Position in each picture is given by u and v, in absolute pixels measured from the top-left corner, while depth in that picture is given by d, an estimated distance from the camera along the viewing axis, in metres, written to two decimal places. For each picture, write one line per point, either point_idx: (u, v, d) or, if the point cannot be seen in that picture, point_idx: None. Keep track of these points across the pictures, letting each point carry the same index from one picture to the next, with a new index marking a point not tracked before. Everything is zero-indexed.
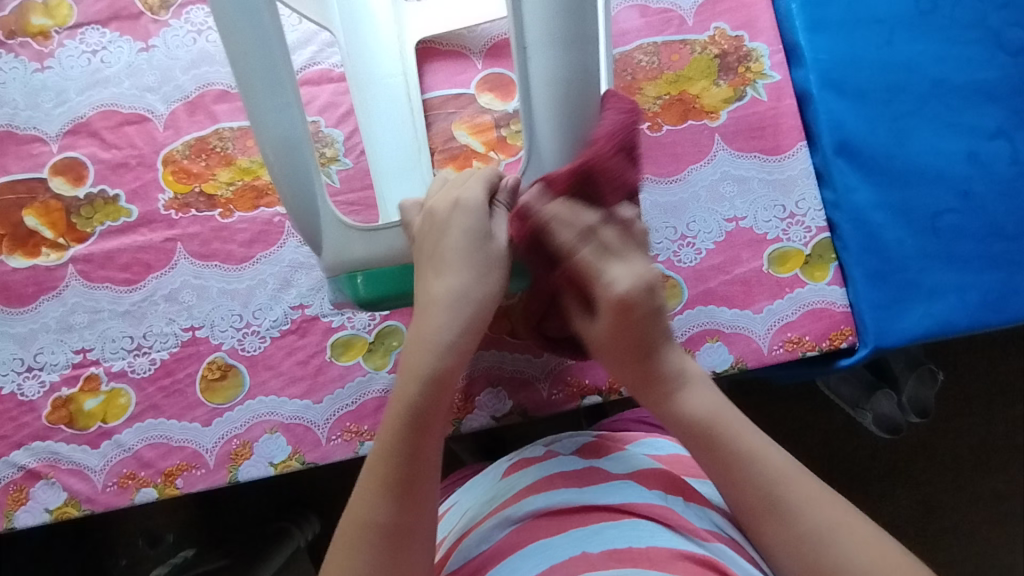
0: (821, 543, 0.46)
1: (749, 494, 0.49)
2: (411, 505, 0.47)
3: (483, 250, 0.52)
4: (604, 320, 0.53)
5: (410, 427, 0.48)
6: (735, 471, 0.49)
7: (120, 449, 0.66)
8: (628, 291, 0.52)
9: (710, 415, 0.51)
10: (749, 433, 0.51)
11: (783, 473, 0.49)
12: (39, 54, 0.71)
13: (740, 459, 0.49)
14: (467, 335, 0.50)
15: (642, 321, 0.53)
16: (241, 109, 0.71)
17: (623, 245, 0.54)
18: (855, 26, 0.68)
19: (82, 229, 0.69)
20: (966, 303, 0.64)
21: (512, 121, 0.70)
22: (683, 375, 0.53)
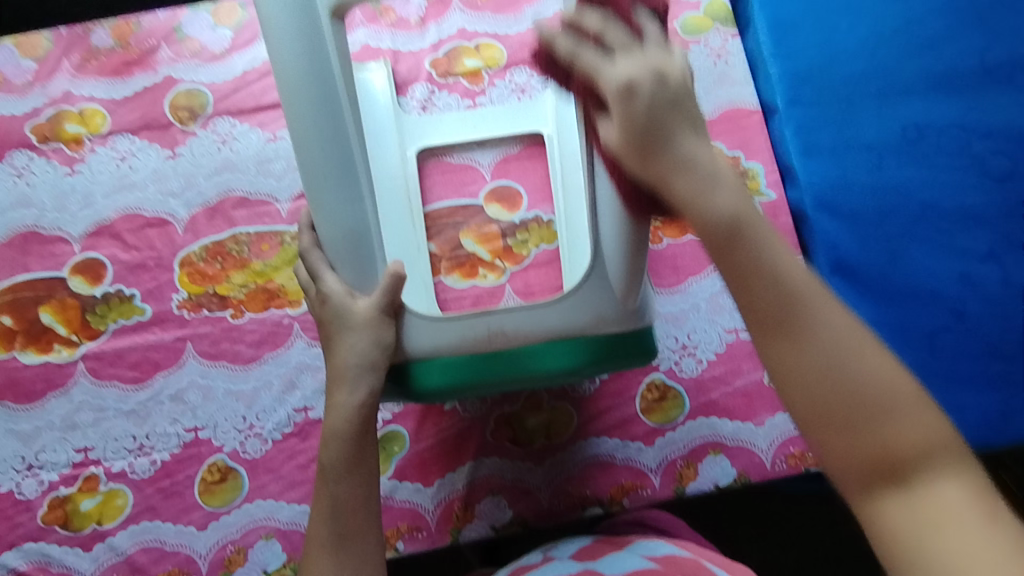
0: (873, 409, 0.36)
1: (824, 394, 0.36)
2: (352, 556, 0.51)
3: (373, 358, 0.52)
4: (617, 119, 0.39)
5: (332, 484, 0.52)
6: (755, 289, 0.37)
7: (112, 552, 0.65)
8: (630, 79, 0.39)
9: (733, 214, 0.37)
10: (830, 313, 0.37)
11: (850, 349, 0.37)
12: (70, 159, 0.75)
13: (757, 269, 0.37)
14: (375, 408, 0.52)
15: (658, 112, 0.38)
16: (259, 214, 0.74)
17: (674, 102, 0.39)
18: (845, 151, 0.71)
19: (96, 326, 0.71)
20: (967, 422, 0.64)
21: (518, 232, 0.73)
22: (732, 212, 0.38)
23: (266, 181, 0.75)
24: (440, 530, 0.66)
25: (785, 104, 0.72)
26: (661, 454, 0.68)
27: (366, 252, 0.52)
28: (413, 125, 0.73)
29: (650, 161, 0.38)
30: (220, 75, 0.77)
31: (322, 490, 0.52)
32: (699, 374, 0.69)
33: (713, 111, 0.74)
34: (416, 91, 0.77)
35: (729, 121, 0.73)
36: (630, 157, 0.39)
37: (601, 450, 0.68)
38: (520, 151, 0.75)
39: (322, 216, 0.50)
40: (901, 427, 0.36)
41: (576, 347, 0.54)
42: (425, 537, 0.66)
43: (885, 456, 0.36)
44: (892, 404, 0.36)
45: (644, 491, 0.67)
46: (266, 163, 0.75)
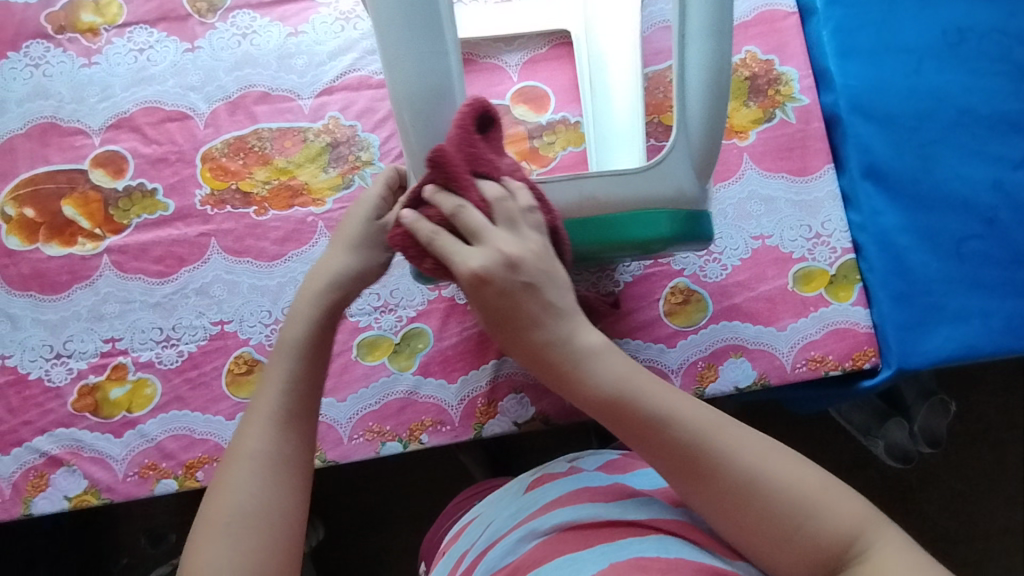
0: (751, 489, 0.45)
1: (673, 459, 0.45)
2: (296, 433, 0.49)
3: (371, 234, 0.55)
4: (467, 292, 0.46)
5: (292, 359, 0.51)
6: (642, 428, 0.46)
7: (143, 439, 0.67)
8: (482, 267, 0.44)
9: (616, 387, 0.46)
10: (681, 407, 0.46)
11: (706, 425, 0.46)
12: (87, 50, 0.73)
13: (684, 437, 0.45)
14: (354, 280, 0.54)
15: (513, 297, 0.45)
16: (281, 111, 0.72)
17: (479, 231, 0.45)
18: (883, 54, 0.69)
19: (119, 220, 0.70)
20: (990, 328, 0.64)
21: (546, 133, 0.71)
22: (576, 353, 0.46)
23: (287, 77, 0.73)
24: (463, 425, 0.67)
25: (824, 5, 0.70)
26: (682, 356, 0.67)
27: (438, 116, 0.49)
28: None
29: (549, 361, 0.46)
30: None
31: (275, 367, 0.51)
32: (723, 279, 0.68)
33: (747, 14, 0.72)
34: None
35: (764, 24, 0.71)
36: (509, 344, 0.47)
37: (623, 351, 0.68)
38: (548, 52, 0.74)
39: (398, 76, 0.48)
40: (774, 476, 0.45)
41: (683, 217, 0.53)
42: (448, 431, 0.67)
43: (751, 488, 0.45)
44: (721, 460, 0.45)
45: None
46: (288, 58, 0.73)
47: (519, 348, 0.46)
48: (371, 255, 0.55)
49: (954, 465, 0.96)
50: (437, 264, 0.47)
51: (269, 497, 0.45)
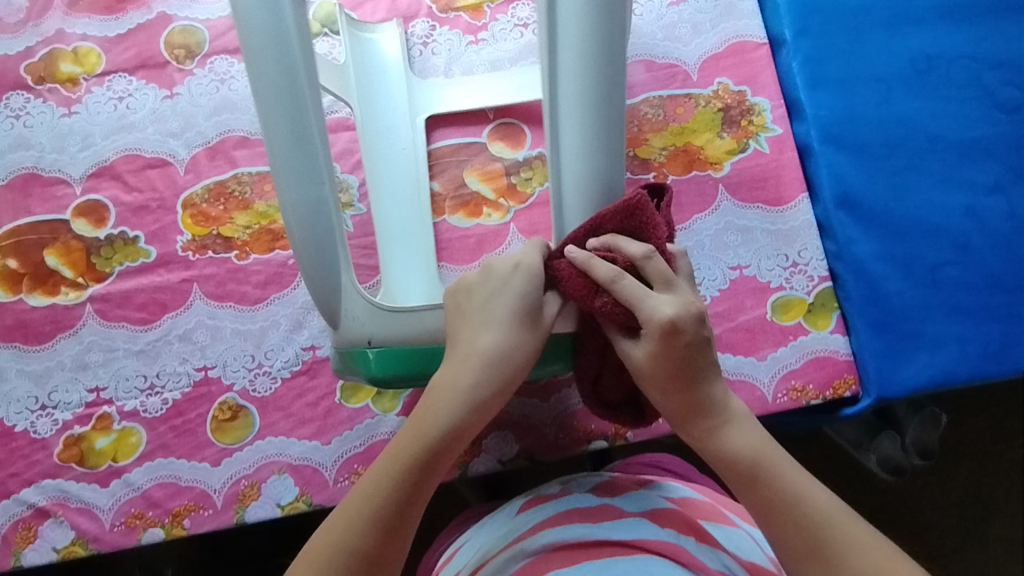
0: None
1: (795, 533, 0.48)
2: (389, 551, 0.47)
3: (522, 314, 0.50)
4: (647, 346, 0.49)
5: (399, 470, 0.48)
6: (758, 485, 0.49)
7: (129, 488, 0.67)
8: (674, 319, 0.47)
9: (756, 453, 0.50)
10: (796, 474, 0.50)
11: (833, 516, 0.48)
12: (67, 100, 0.74)
13: (788, 501, 0.49)
14: (492, 389, 0.49)
15: (689, 351, 0.49)
16: (260, 155, 0.73)
17: (669, 282, 0.48)
18: (853, 84, 0.70)
19: (102, 268, 0.71)
20: (967, 354, 0.65)
21: (522, 170, 0.73)
22: (724, 412, 0.51)
23: None
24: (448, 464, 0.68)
25: (793, 36, 0.71)
26: None
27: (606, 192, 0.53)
28: (422, 89, 0.72)
29: (703, 423, 0.51)
30: (216, 13, 0.75)
31: (381, 468, 0.49)
32: None
33: (718, 46, 0.73)
34: (416, 27, 0.75)
35: (735, 55, 0.72)
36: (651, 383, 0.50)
37: None
38: None
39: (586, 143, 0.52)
40: None
41: None
42: None
43: None
44: (856, 542, 0.47)
45: (648, 425, 0.68)
46: None
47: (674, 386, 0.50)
48: (519, 340, 0.50)
49: (946, 476, 0.96)
50: (615, 305, 0.48)
51: None
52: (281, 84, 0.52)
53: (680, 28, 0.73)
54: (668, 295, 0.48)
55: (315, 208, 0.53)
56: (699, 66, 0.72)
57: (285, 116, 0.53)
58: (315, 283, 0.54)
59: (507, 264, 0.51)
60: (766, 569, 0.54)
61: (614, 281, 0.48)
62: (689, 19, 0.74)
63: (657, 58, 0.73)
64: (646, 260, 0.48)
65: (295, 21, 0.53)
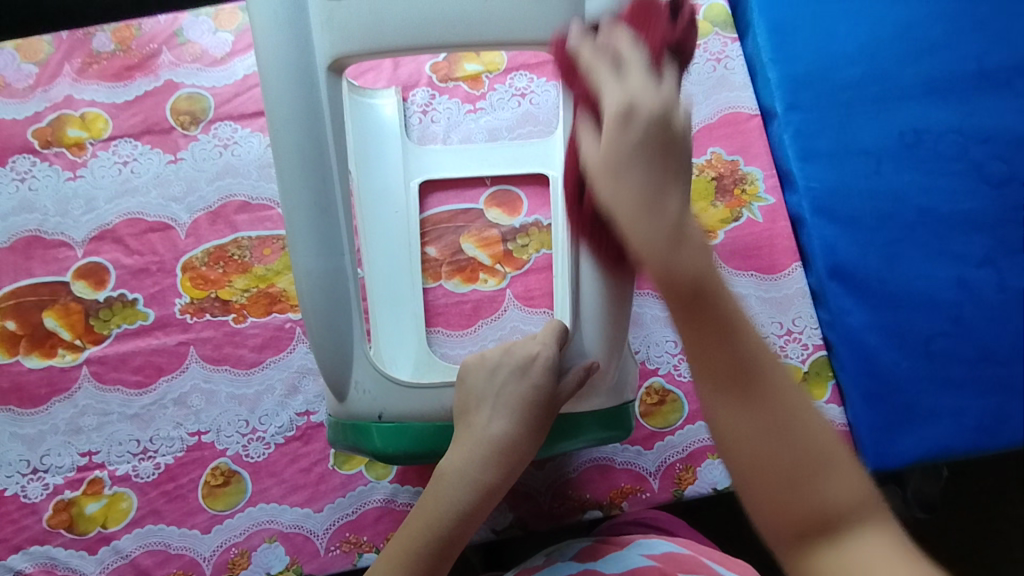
0: (812, 477, 0.36)
1: (721, 360, 0.36)
2: None
3: (534, 399, 0.49)
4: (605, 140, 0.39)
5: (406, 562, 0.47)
6: (714, 350, 0.37)
7: (118, 555, 0.66)
8: (630, 104, 0.39)
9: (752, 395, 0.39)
10: (755, 333, 0.37)
11: (803, 413, 0.36)
12: (73, 163, 0.75)
13: (733, 330, 0.36)
14: (501, 473, 0.49)
15: (655, 136, 0.38)
16: (261, 219, 0.74)
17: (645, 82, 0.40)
18: (843, 156, 0.71)
19: (99, 330, 0.71)
20: (962, 426, 0.65)
21: (519, 236, 0.74)
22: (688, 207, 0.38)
23: (267, 186, 0.75)
24: None
25: (784, 109, 0.72)
26: (660, 458, 0.68)
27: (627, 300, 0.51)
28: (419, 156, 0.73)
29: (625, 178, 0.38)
30: (222, 80, 0.77)
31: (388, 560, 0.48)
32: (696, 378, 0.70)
33: (711, 116, 0.74)
34: (417, 96, 0.77)
35: (728, 126, 0.74)
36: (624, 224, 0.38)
37: (600, 454, 0.68)
38: None
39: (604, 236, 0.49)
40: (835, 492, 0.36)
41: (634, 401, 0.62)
42: None
43: (807, 457, 0.36)
44: (777, 371, 0.37)
45: (643, 494, 0.68)
46: (267, 167, 0.76)
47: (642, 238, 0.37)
48: (530, 424, 0.49)
49: None
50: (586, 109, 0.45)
51: None
52: (307, 153, 0.50)
53: None
54: (656, 91, 0.39)
55: (331, 279, 0.51)
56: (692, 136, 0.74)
57: (309, 186, 0.50)
58: (326, 349, 0.51)
59: (528, 351, 0.50)
60: None
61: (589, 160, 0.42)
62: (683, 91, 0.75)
63: None
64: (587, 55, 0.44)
65: (328, 92, 0.50)
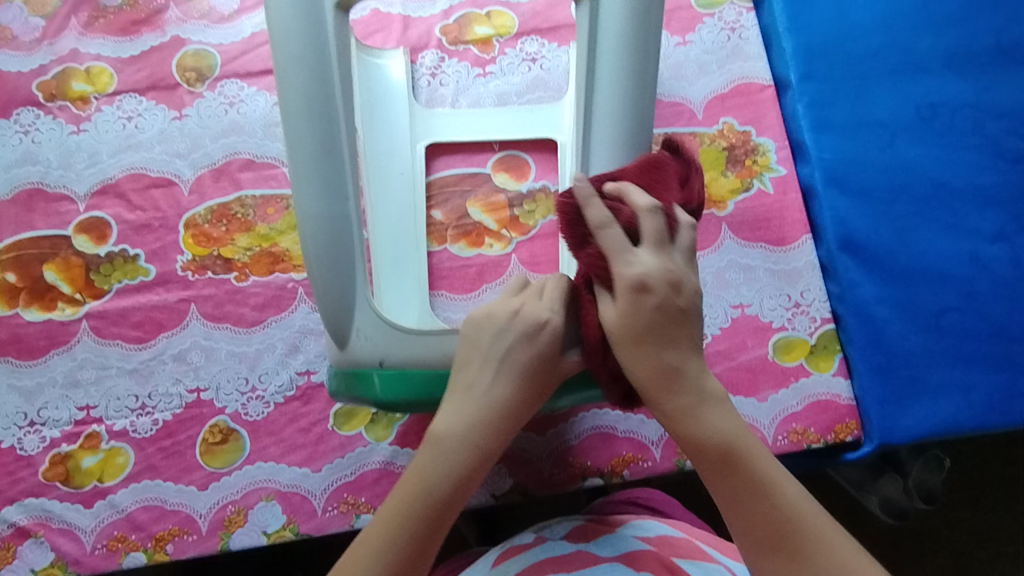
0: (794, 549, 0.42)
1: (766, 526, 0.43)
2: None
3: (545, 364, 0.46)
4: (621, 304, 0.43)
5: (393, 539, 0.43)
6: (737, 471, 0.44)
7: (113, 510, 0.65)
8: (641, 277, 0.43)
9: (726, 440, 0.44)
10: (761, 450, 0.45)
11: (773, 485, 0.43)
12: (77, 117, 0.74)
13: (761, 491, 0.43)
14: (500, 442, 0.46)
15: (660, 317, 0.43)
16: (265, 178, 0.73)
17: (662, 244, 0.43)
18: (858, 128, 0.70)
19: (100, 285, 0.70)
20: (972, 402, 0.64)
21: (526, 201, 0.73)
22: (679, 360, 0.44)
23: (273, 144, 0.74)
24: None
25: (798, 79, 0.71)
26: (662, 427, 0.67)
27: None
28: (426, 118, 0.72)
29: (648, 345, 0.43)
30: (229, 37, 0.76)
31: (376, 540, 0.44)
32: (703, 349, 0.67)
33: (724, 86, 0.73)
34: (426, 58, 0.76)
35: (741, 96, 0.73)
36: (621, 347, 0.44)
37: (602, 422, 0.68)
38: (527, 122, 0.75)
39: None
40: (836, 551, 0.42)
41: None
42: None
43: (784, 526, 0.42)
44: (733, 456, 0.44)
45: (645, 463, 0.67)
46: (273, 126, 0.75)
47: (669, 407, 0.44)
48: (533, 392, 0.46)
49: None
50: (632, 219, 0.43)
51: None
52: (314, 97, 0.51)
53: (687, 67, 0.73)
54: (649, 259, 0.43)
55: (334, 221, 0.51)
56: (704, 105, 0.72)
57: (315, 128, 0.51)
58: (327, 294, 0.51)
59: (539, 313, 0.46)
60: None
61: (602, 227, 0.43)
62: (695, 60, 0.73)
63: (663, 96, 0.73)
64: (600, 233, 0.43)
65: (336, 35, 0.51)
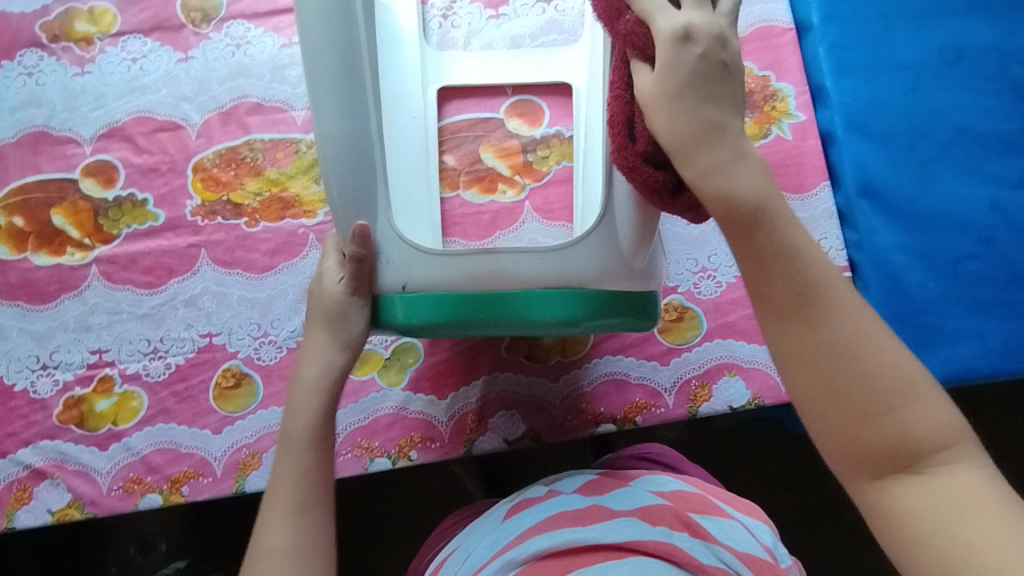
0: (847, 360, 0.36)
1: (782, 289, 0.36)
2: (313, 523, 0.53)
3: (338, 310, 0.55)
4: (660, 61, 0.37)
5: (304, 455, 0.54)
6: (777, 268, 0.37)
7: (128, 452, 0.66)
8: (688, 24, 0.36)
9: (758, 198, 0.36)
10: (798, 229, 0.37)
11: (833, 276, 0.37)
12: (80, 59, 0.73)
13: (790, 256, 0.36)
14: (337, 382, 0.57)
15: (703, 74, 0.36)
16: (273, 122, 0.72)
17: (700, 4, 0.37)
18: (880, 72, 0.68)
19: (108, 230, 0.70)
20: (988, 349, 0.64)
21: (539, 147, 0.70)
22: (759, 198, 0.36)
23: (281, 88, 0.73)
24: (453, 442, 0.66)
25: (819, 22, 0.69)
26: (675, 375, 0.67)
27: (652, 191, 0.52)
28: (437, 61, 0.71)
29: (713, 109, 0.36)
30: None
31: (288, 463, 0.54)
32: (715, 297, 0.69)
33: (745, 28, 0.71)
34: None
35: (761, 39, 0.71)
36: (655, 112, 0.37)
37: (616, 369, 0.68)
38: None
39: None
40: (903, 371, 0.36)
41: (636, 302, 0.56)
42: (438, 448, 0.66)
43: (862, 357, 0.36)
44: (821, 289, 0.37)
45: (658, 410, 0.67)
46: (281, 69, 0.73)
47: (700, 160, 0.36)
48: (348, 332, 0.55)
49: None
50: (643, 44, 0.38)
51: None
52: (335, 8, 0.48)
53: None
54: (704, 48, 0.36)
55: (355, 141, 0.49)
56: None
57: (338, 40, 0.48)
58: (347, 211, 0.50)
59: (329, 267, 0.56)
60: (763, 559, 0.51)
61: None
62: None
63: None
64: (639, 5, 0.38)
65: None
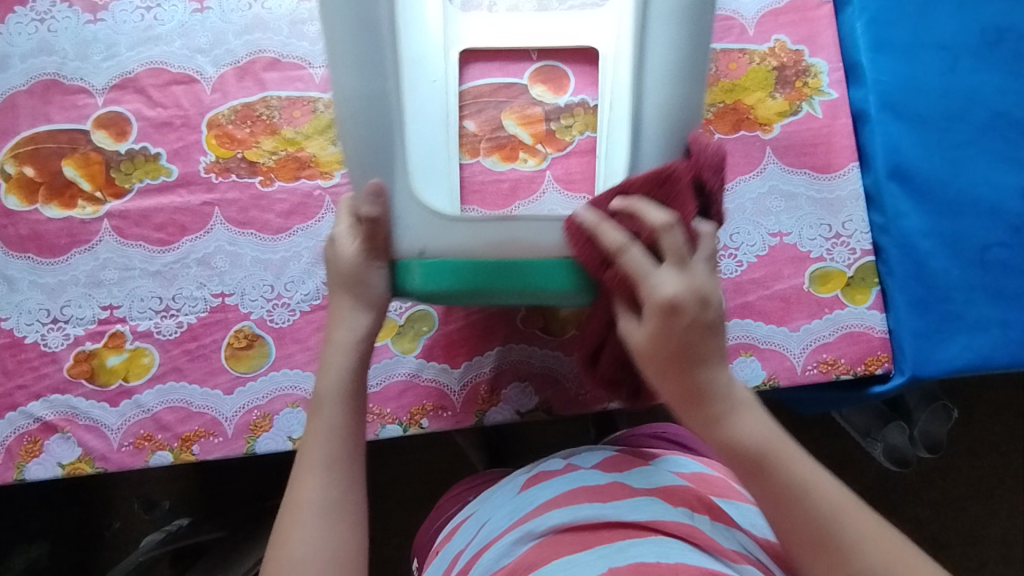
0: (839, 549, 0.46)
1: (798, 517, 0.47)
2: (344, 476, 0.52)
3: (352, 275, 0.53)
4: (649, 326, 0.46)
5: (337, 407, 0.53)
6: (790, 506, 0.47)
7: (139, 409, 0.66)
8: (673, 297, 0.45)
9: (760, 446, 0.47)
10: (798, 461, 0.48)
11: (841, 514, 0.47)
12: (93, 6, 0.70)
13: (794, 494, 0.47)
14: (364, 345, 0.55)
15: (689, 336, 0.46)
16: (290, 79, 0.70)
17: (680, 256, 0.46)
18: (919, 50, 0.66)
19: (121, 184, 0.68)
20: (1010, 338, 0.63)
21: (563, 116, 0.68)
22: (727, 419, 0.47)
23: (299, 43, 0.71)
24: (465, 411, 0.66)
25: None
26: None
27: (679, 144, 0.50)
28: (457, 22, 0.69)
29: (702, 415, 0.48)
30: None
31: (321, 417, 0.53)
32: (735, 276, 0.66)
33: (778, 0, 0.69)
34: None
35: (795, 12, 0.69)
36: (670, 389, 0.48)
37: None
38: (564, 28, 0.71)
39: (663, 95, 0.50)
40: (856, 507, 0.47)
41: None
42: (450, 417, 0.66)
43: (838, 527, 0.46)
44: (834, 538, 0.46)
45: None
46: (300, 24, 0.71)
47: (698, 419, 0.47)
48: (367, 294, 0.53)
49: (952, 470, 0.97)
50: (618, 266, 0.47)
51: (332, 546, 0.50)
52: None
53: None
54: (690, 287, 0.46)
55: (371, 99, 0.51)
56: (756, 21, 0.69)
57: None
58: (361, 169, 0.51)
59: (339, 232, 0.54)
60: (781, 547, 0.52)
61: (620, 252, 0.46)
62: None
63: None
64: (619, 257, 0.47)
65: None
